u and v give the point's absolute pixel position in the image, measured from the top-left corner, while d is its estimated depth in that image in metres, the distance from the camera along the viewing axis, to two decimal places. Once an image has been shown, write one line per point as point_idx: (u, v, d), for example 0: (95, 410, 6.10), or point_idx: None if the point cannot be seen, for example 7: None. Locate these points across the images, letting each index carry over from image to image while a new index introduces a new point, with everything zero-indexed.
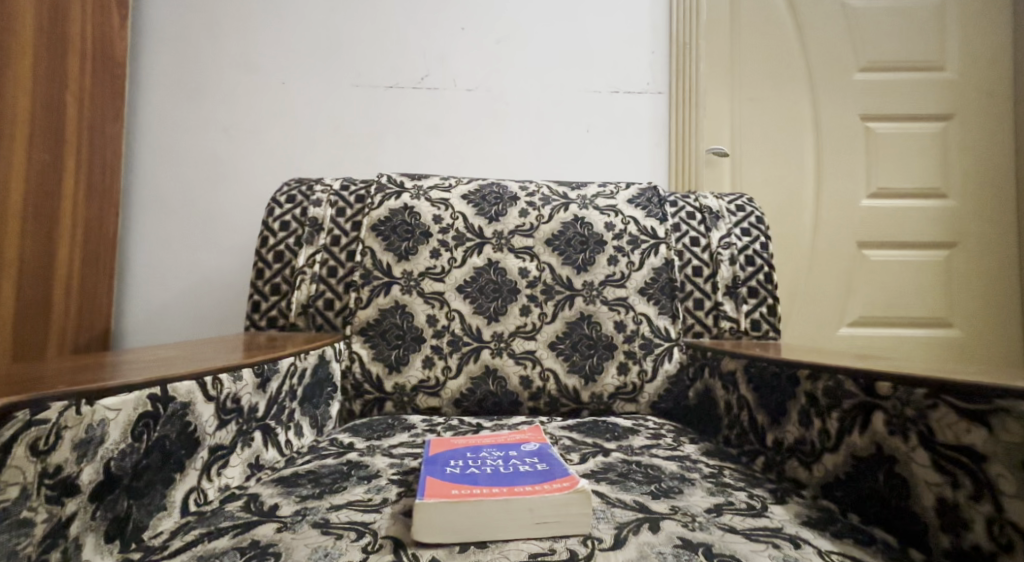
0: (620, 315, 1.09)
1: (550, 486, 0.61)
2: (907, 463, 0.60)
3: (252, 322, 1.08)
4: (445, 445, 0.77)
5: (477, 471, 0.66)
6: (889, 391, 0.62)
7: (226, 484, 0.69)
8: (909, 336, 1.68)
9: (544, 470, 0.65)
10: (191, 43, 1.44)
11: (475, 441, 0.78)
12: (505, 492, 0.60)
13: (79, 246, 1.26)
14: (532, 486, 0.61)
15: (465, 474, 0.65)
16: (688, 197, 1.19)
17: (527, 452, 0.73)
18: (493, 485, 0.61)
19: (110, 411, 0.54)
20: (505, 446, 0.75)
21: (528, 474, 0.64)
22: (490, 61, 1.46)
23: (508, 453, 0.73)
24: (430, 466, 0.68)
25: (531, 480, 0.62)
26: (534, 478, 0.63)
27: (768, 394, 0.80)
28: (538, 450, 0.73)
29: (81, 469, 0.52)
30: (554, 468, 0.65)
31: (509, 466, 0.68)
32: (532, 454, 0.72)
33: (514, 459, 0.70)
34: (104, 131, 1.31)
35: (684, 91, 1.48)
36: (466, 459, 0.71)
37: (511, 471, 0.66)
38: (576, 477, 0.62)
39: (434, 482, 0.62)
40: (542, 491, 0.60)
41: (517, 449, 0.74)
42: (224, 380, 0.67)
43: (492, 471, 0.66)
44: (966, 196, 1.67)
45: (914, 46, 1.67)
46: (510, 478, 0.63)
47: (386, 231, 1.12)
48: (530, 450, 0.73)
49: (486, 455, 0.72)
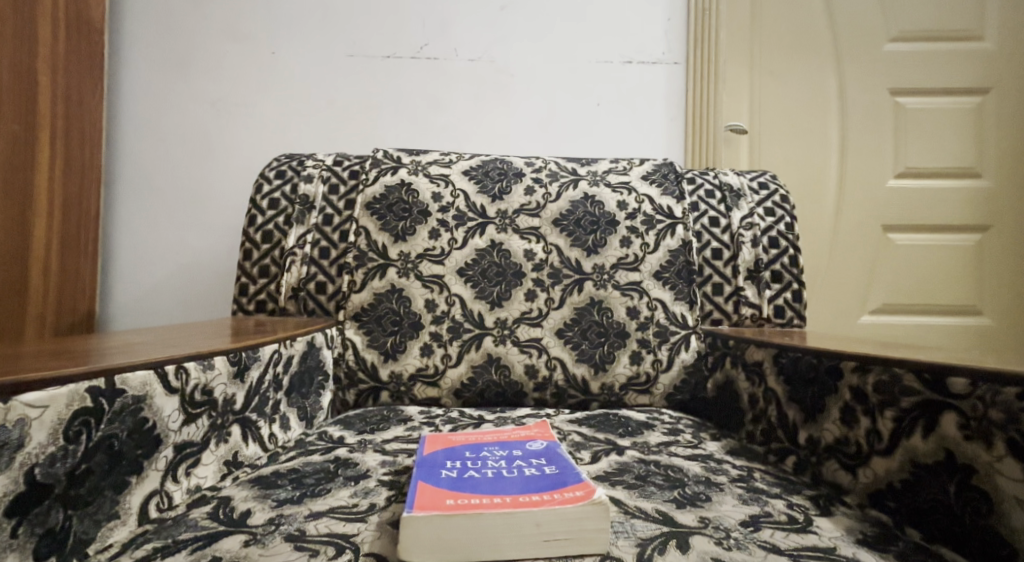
0: (634, 301, 1.00)
1: (561, 496, 0.53)
2: (988, 475, 0.52)
3: (239, 306, 1.00)
4: (443, 441, 0.69)
5: (477, 475, 0.59)
6: (966, 390, 0.54)
7: (196, 486, 0.61)
8: (935, 324, 1.59)
9: (554, 476, 0.57)
10: (177, 10, 1.34)
11: (475, 437, 0.71)
12: (509, 504, 0.52)
13: (58, 225, 1.17)
14: (540, 497, 0.53)
15: (463, 479, 0.57)
16: (707, 174, 1.10)
17: (533, 451, 0.65)
18: (495, 495, 0.54)
19: (32, 409, 0.45)
20: (509, 444, 0.68)
21: (536, 481, 0.57)
22: (495, 28, 1.36)
23: (513, 452, 0.65)
24: (424, 467, 0.60)
25: (539, 489, 0.55)
26: (541, 485, 0.55)
27: (803, 389, 0.72)
28: (545, 449, 0.66)
29: None
30: (565, 473, 0.58)
31: (514, 468, 0.60)
32: (538, 453, 0.64)
33: (519, 460, 0.62)
34: (83, 102, 1.21)
35: (704, 62, 1.38)
36: (465, 459, 0.63)
37: (516, 475, 0.58)
38: (592, 486, 0.54)
39: (427, 490, 0.54)
40: (552, 502, 0.52)
41: (522, 448, 0.66)
42: (191, 369, 0.59)
43: (493, 476, 0.58)
44: (1001, 176, 1.57)
45: (949, 14, 1.56)
46: (514, 485, 0.56)
47: (381, 210, 1.04)
48: (537, 450, 0.66)
49: (487, 455, 0.64)
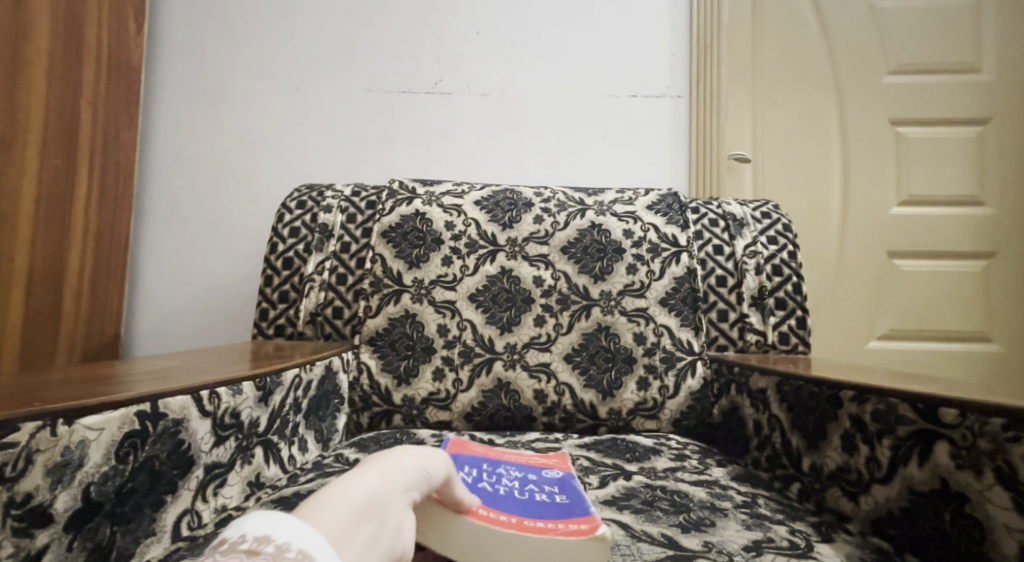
0: (640, 327, 1.04)
1: (565, 527, 0.55)
2: (980, 503, 0.54)
3: (259, 330, 1.04)
4: (463, 447, 0.73)
5: (489, 487, 0.62)
6: (956, 420, 0.56)
7: (223, 506, 0.65)
8: (942, 350, 1.60)
9: (562, 507, 0.60)
10: (206, 50, 1.42)
11: (494, 452, 0.74)
12: (515, 525, 0.54)
13: (91, 252, 1.22)
14: (545, 525, 0.55)
15: (476, 489, 0.60)
16: (711, 204, 1.13)
17: (548, 478, 0.68)
18: (504, 513, 0.56)
19: (91, 431, 0.49)
20: (527, 467, 0.71)
21: (544, 508, 0.59)
22: (506, 65, 1.42)
23: (528, 475, 0.68)
24: None
25: (545, 516, 0.57)
26: (550, 514, 0.58)
27: (805, 416, 0.75)
28: (561, 479, 0.68)
29: (55, 496, 0.47)
30: (574, 505, 0.60)
31: (526, 492, 0.63)
32: (551, 481, 0.67)
33: (532, 485, 0.65)
34: (119, 136, 1.27)
35: (707, 95, 1.43)
36: (481, 470, 0.66)
37: (525, 498, 0.61)
38: (599, 525, 0.55)
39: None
40: (556, 532, 0.54)
41: (537, 473, 0.69)
42: (222, 394, 0.63)
43: (504, 494, 0.61)
44: (1005, 203, 1.60)
45: (947, 47, 1.61)
46: (522, 509, 0.58)
47: (396, 238, 1.08)
48: (551, 478, 0.68)
49: (503, 472, 0.67)
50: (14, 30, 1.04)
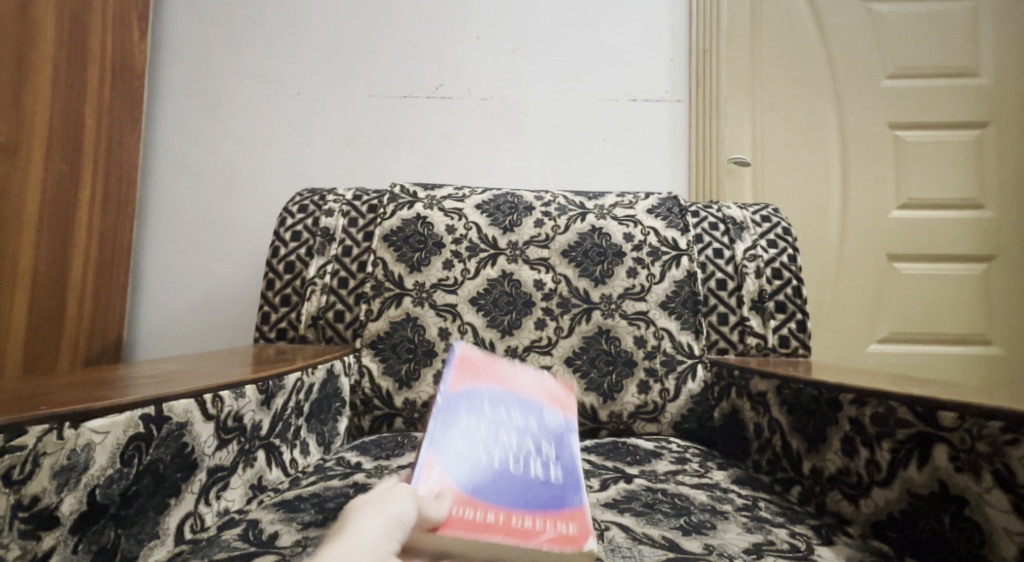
0: (641, 330, 1.04)
1: (559, 529, 0.50)
2: (979, 506, 0.54)
3: (261, 333, 1.04)
4: (469, 377, 0.71)
5: (484, 454, 0.57)
6: (954, 423, 0.56)
7: (225, 509, 0.65)
8: (943, 353, 1.60)
9: (557, 488, 0.55)
10: (209, 56, 1.43)
11: (499, 379, 0.73)
12: (503, 528, 0.48)
13: (94, 256, 1.22)
14: (536, 525, 0.50)
15: (468, 460, 0.56)
16: (711, 207, 1.14)
17: (546, 435, 0.66)
18: (494, 504, 0.51)
19: (97, 434, 0.49)
20: (530, 412, 0.70)
21: (540, 487, 0.55)
22: (506, 69, 1.43)
23: (528, 425, 0.67)
24: (441, 418, 0.60)
25: (540, 508, 0.52)
26: (544, 503, 0.53)
27: (805, 419, 0.75)
28: (557, 435, 0.67)
29: (61, 499, 0.48)
30: (570, 491, 0.55)
31: (522, 459, 0.59)
32: (547, 439, 0.65)
33: (529, 443, 0.62)
34: (122, 141, 1.28)
35: (706, 100, 1.43)
36: (480, 420, 0.63)
37: (521, 469, 0.57)
38: (593, 531, 0.50)
39: (425, 470, 0.52)
40: (549, 538, 0.48)
41: (536, 421, 0.68)
42: (226, 397, 0.63)
43: (498, 465, 0.56)
44: (1004, 206, 1.61)
45: (946, 51, 1.61)
46: (515, 497, 0.53)
47: (397, 242, 1.08)
48: (553, 434, 0.67)
49: (502, 423, 0.65)
50: (20, 35, 1.05)
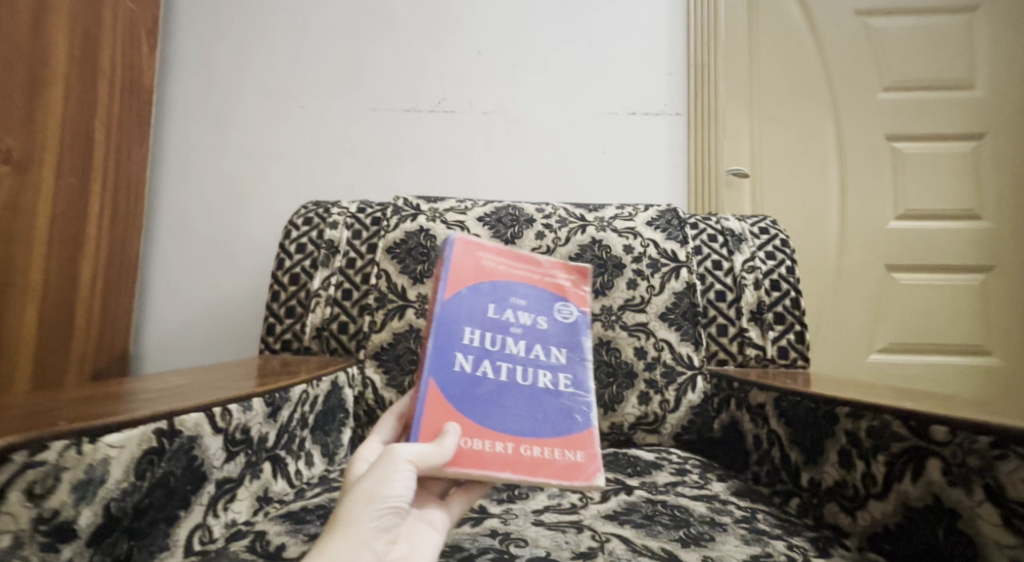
0: (641, 342, 1.05)
1: (562, 458, 0.59)
2: (972, 519, 0.55)
3: (266, 345, 1.06)
4: (473, 272, 0.66)
5: (491, 375, 0.61)
6: (947, 437, 0.58)
7: (233, 521, 0.66)
8: (942, 363, 1.61)
9: (563, 402, 0.62)
10: (216, 71, 1.45)
11: (505, 265, 0.68)
12: (510, 460, 0.57)
13: (102, 269, 1.24)
14: (541, 454, 0.58)
15: (473, 385, 0.60)
16: (710, 219, 1.15)
17: (555, 330, 0.66)
18: (501, 436, 0.58)
19: (113, 449, 0.51)
20: (543, 301, 0.67)
21: (547, 409, 0.61)
22: (508, 83, 1.45)
23: (537, 321, 0.65)
24: (443, 345, 0.61)
25: (545, 434, 0.59)
26: (545, 428, 0.60)
27: (802, 431, 0.76)
28: (565, 327, 0.66)
29: (79, 512, 0.49)
30: (570, 410, 0.62)
31: (528, 372, 0.63)
32: (556, 338, 0.66)
33: (537, 348, 0.64)
34: (131, 155, 1.30)
35: (705, 113, 1.45)
36: (487, 329, 0.64)
37: (529, 384, 0.62)
38: (596, 458, 0.60)
39: (435, 409, 0.58)
40: (553, 469, 0.58)
41: (548, 314, 0.66)
42: (234, 411, 0.64)
43: (504, 387, 0.61)
44: (1002, 217, 1.62)
45: (942, 65, 1.64)
46: (523, 422, 0.60)
47: (400, 254, 1.10)
48: (560, 324, 0.66)
49: (511, 324, 0.64)
50: (33, 53, 1.07)
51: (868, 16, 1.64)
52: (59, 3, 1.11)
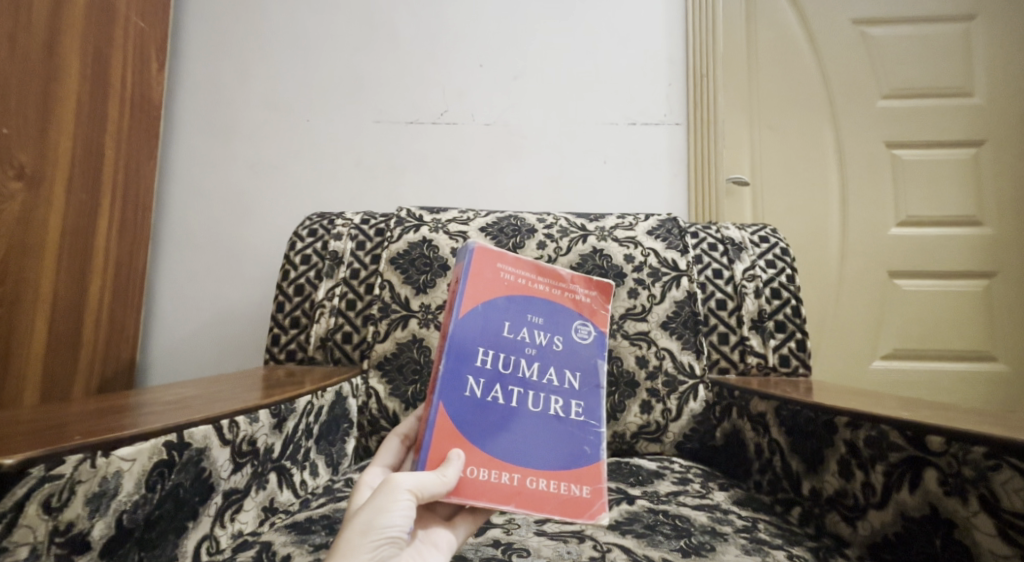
0: (642, 351, 1.06)
1: (567, 491, 0.59)
2: (968, 529, 0.56)
3: (271, 355, 1.07)
4: (492, 285, 0.63)
5: (501, 401, 0.60)
6: (942, 448, 0.59)
7: (240, 531, 0.67)
8: (946, 370, 1.61)
9: (574, 430, 0.61)
10: (222, 85, 1.48)
11: (523, 277, 0.65)
12: (513, 492, 0.57)
13: (110, 282, 1.25)
14: (547, 487, 0.58)
15: (483, 413, 0.59)
16: (710, 228, 1.16)
17: (573, 350, 0.64)
18: (506, 467, 0.58)
19: (125, 462, 0.52)
20: (562, 318, 0.65)
21: (556, 439, 0.60)
22: (509, 95, 1.47)
23: (553, 341, 0.64)
24: (453, 368, 0.60)
25: (551, 467, 0.59)
26: (553, 459, 0.59)
27: (802, 440, 0.77)
28: (583, 349, 0.65)
29: (93, 524, 0.51)
30: (581, 443, 0.61)
31: (540, 398, 0.61)
32: (573, 361, 0.64)
33: (550, 372, 0.63)
34: (139, 169, 1.32)
35: (705, 122, 1.47)
36: (501, 350, 0.62)
37: (540, 411, 0.61)
38: (603, 495, 0.59)
39: (442, 436, 0.58)
40: (557, 503, 0.58)
41: (565, 334, 0.64)
42: (241, 423, 0.65)
43: (514, 415, 0.60)
44: (1003, 223, 1.63)
45: (941, 73, 1.65)
46: (531, 453, 0.59)
47: (404, 265, 1.11)
48: (576, 347, 0.64)
49: (526, 343, 0.63)
50: (47, 70, 1.09)
51: (865, 25, 1.65)
52: (72, 21, 1.14)
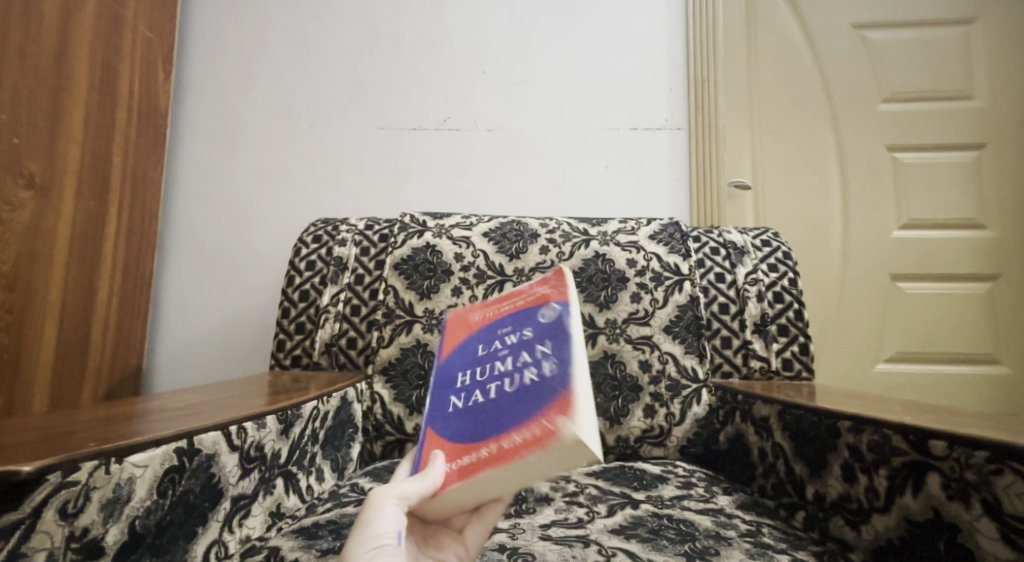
0: (645, 355, 1.06)
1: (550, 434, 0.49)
2: (971, 534, 0.57)
3: (277, 361, 1.08)
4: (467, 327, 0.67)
5: (479, 397, 0.56)
6: (944, 452, 0.59)
7: (247, 536, 0.68)
8: (950, 373, 1.61)
9: (551, 382, 0.53)
10: (227, 92, 1.49)
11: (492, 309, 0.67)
12: (496, 463, 0.50)
13: (117, 288, 1.27)
14: (526, 439, 0.50)
15: (462, 414, 0.56)
16: (712, 233, 1.17)
17: (543, 328, 0.60)
18: (486, 443, 0.52)
19: (137, 468, 0.53)
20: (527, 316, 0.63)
21: (534, 399, 0.53)
22: (511, 101, 1.48)
23: (522, 333, 0.61)
24: (437, 396, 0.60)
25: (529, 419, 0.51)
26: (531, 413, 0.51)
27: (806, 445, 0.77)
28: (552, 324, 0.60)
29: (107, 529, 0.51)
30: (558, 387, 0.52)
31: (515, 377, 0.56)
32: (542, 335, 0.59)
33: (524, 354, 0.58)
34: (146, 176, 1.33)
35: (706, 127, 1.47)
36: (476, 365, 0.61)
37: (517, 386, 0.55)
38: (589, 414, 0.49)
39: (426, 451, 0.55)
40: (541, 450, 0.49)
41: (533, 322, 0.61)
42: (249, 429, 0.66)
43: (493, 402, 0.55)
44: (1006, 226, 1.63)
45: (941, 76, 1.65)
46: (508, 420, 0.52)
47: (408, 270, 1.12)
48: (545, 324, 0.60)
49: (499, 348, 0.61)
50: (56, 80, 1.10)
51: (865, 29, 1.66)
52: (80, 31, 1.15)
